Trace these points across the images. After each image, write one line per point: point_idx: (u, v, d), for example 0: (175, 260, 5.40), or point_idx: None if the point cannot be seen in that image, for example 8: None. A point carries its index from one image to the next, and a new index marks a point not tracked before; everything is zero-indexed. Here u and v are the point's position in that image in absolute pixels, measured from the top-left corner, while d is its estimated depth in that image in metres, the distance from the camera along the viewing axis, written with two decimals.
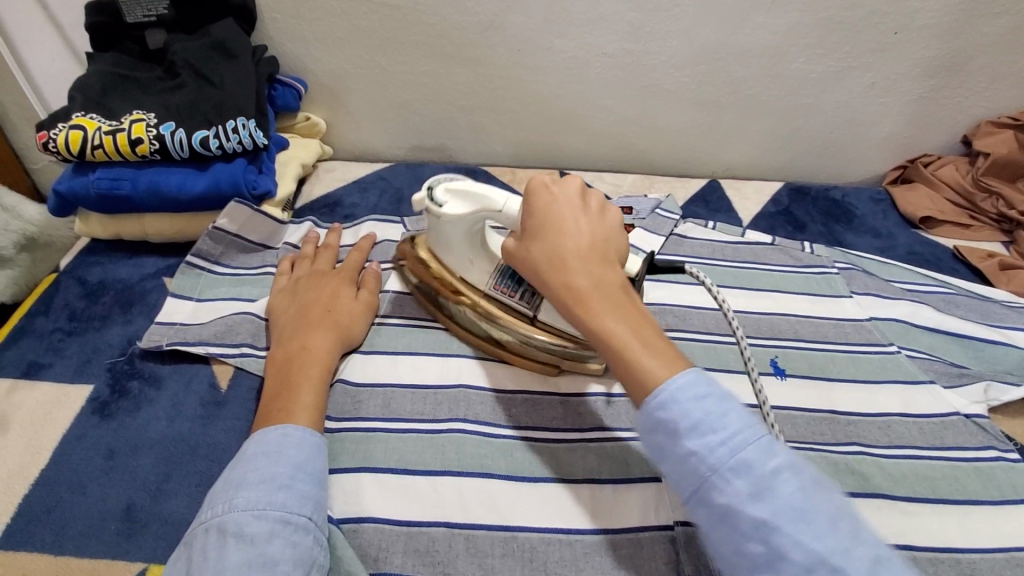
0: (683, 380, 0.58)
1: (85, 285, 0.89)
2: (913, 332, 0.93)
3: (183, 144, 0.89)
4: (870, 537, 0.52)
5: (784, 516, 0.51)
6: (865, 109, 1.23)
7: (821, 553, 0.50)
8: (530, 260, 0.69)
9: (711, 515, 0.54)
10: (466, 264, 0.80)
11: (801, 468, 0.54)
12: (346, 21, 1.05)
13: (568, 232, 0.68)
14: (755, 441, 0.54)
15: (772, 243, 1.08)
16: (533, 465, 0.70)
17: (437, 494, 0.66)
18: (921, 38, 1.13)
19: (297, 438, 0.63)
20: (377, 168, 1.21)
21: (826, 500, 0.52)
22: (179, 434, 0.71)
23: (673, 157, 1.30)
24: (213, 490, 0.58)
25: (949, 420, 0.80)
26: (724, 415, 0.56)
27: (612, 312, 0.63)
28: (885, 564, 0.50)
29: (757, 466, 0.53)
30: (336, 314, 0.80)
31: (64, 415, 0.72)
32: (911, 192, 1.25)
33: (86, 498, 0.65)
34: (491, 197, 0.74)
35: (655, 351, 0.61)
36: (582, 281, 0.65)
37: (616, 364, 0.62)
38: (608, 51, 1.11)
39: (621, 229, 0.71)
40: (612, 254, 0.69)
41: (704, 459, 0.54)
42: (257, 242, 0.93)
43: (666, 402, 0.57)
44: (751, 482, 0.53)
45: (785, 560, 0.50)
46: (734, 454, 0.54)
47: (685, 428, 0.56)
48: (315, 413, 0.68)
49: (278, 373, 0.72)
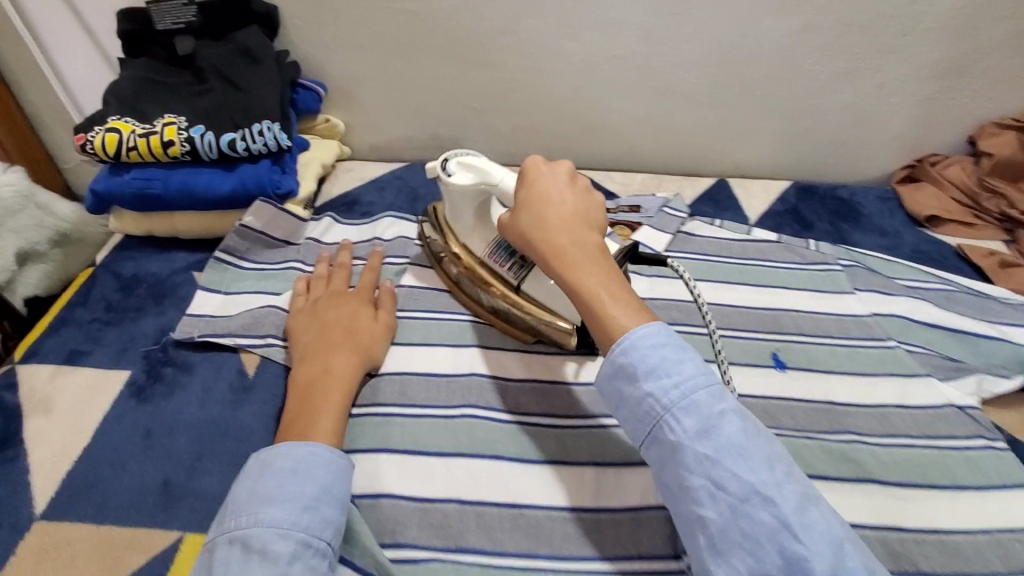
0: (644, 331, 0.64)
1: (120, 278, 0.95)
2: (912, 327, 0.96)
3: (212, 146, 0.94)
4: (801, 476, 0.58)
5: (726, 452, 0.58)
6: (873, 110, 1.24)
7: (754, 484, 0.56)
8: (516, 228, 0.75)
9: (662, 452, 0.61)
10: (470, 231, 0.88)
11: (746, 416, 0.61)
12: (365, 27, 1.09)
13: (553, 201, 0.74)
14: (704, 387, 0.61)
15: (778, 240, 1.11)
16: (541, 449, 0.74)
17: (449, 473, 0.72)
18: (928, 40, 1.14)
19: (323, 456, 0.64)
20: (393, 168, 1.25)
21: (763, 443, 0.59)
22: (210, 416, 0.76)
23: (681, 157, 1.33)
24: (239, 502, 0.60)
25: (943, 412, 0.83)
26: (679, 364, 0.62)
27: (588, 269, 0.69)
28: (811, 500, 0.56)
29: (705, 408, 0.60)
30: (357, 334, 0.82)
31: (103, 399, 0.78)
32: (917, 191, 1.27)
33: (126, 474, 0.70)
34: (492, 172, 0.81)
35: (622, 303, 0.67)
36: (562, 241, 0.71)
37: (588, 313, 0.68)
38: (617, 53, 1.14)
39: (605, 203, 0.77)
40: (594, 222, 0.74)
41: (658, 400, 0.61)
42: (280, 238, 0.98)
43: (628, 348, 0.64)
44: (698, 421, 0.60)
45: (723, 491, 0.56)
46: (684, 398, 0.61)
47: (642, 372, 0.63)
48: (333, 439, 0.69)
49: (299, 397, 0.73)
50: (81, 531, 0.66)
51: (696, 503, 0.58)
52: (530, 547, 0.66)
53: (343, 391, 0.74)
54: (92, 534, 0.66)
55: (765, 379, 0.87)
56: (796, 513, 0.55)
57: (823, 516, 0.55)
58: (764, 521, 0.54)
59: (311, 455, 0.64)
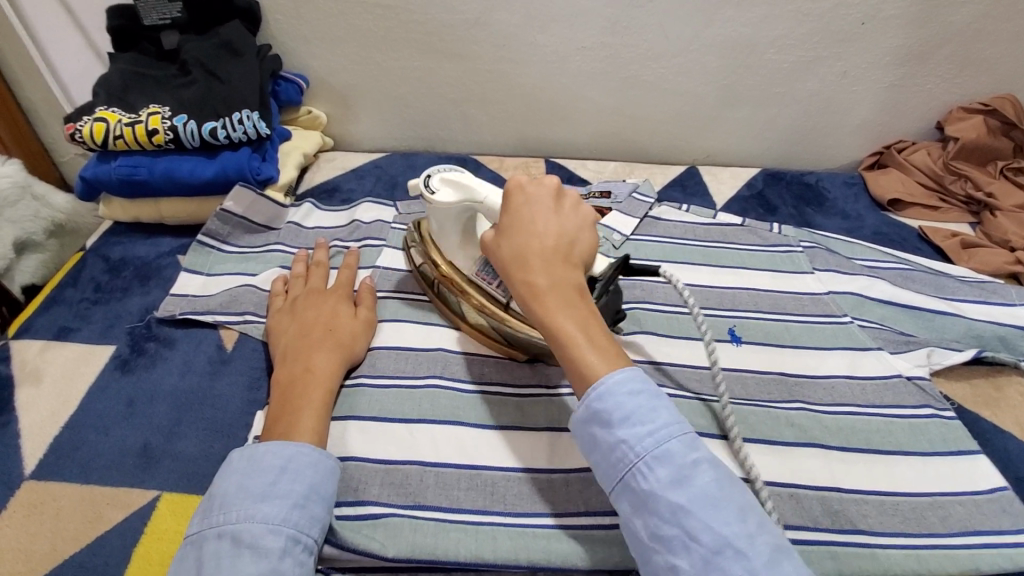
0: (622, 376, 0.63)
1: (109, 261, 1.00)
2: (867, 304, 0.99)
3: (194, 134, 0.99)
4: (773, 529, 0.58)
5: (698, 502, 0.57)
6: (839, 97, 1.28)
7: (726, 536, 0.55)
8: (498, 256, 0.73)
9: (636, 501, 0.60)
10: (456, 250, 0.86)
11: (719, 464, 0.60)
12: (343, 21, 1.14)
13: (536, 232, 0.72)
14: (678, 435, 0.61)
15: (742, 224, 1.15)
16: (500, 416, 0.78)
17: (412, 438, 0.75)
18: (889, 28, 1.17)
19: (310, 457, 0.65)
20: (373, 157, 1.30)
21: (735, 494, 0.58)
22: (189, 386, 0.81)
23: (654, 145, 1.37)
24: (229, 498, 0.60)
25: (891, 382, 0.87)
26: (654, 412, 0.62)
27: (564, 310, 0.66)
28: (784, 553, 0.55)
29: (678, 456, 0.59)
30: (336, 334, 0.82)
31: (89, 370, 0.83)
32: (883, 175, 1.30)
33: (109, 438, 0.75)
34: (478, 190, 0.79)
35: (598, 347, 0.65)
36: (541, 281, 0.68)
37: (562, 352, 0.65)
38: (586, 45, 1.18)
39: (588, 230, 0.75)
40: (576, 258, 0.72)
41: (631, 448, 0.60)
42: (261, 224, 1.02)
43: (603, 394, 0.62)
44: (671, 470, 0.59)
45: (694, 542, 0.56)
46: (658, 445, 0.60)
47: (618, 419, 0.62)
48: (317, 437, 0.70)
49: (282, 394, 0.74)
50: (66, 488, 0.71)
51: (671, 554, 0.56)
52: (484, 504, 0.70)
53: (325, 393, 0.75)
54: (76, 491, 0.70)
55: (719, 352, 0.91)
56: (766, 568, 0.53)
57: (795, 571, 0.54)
58: (735, 574, 0.53)
59: (301, 455, 0.65)
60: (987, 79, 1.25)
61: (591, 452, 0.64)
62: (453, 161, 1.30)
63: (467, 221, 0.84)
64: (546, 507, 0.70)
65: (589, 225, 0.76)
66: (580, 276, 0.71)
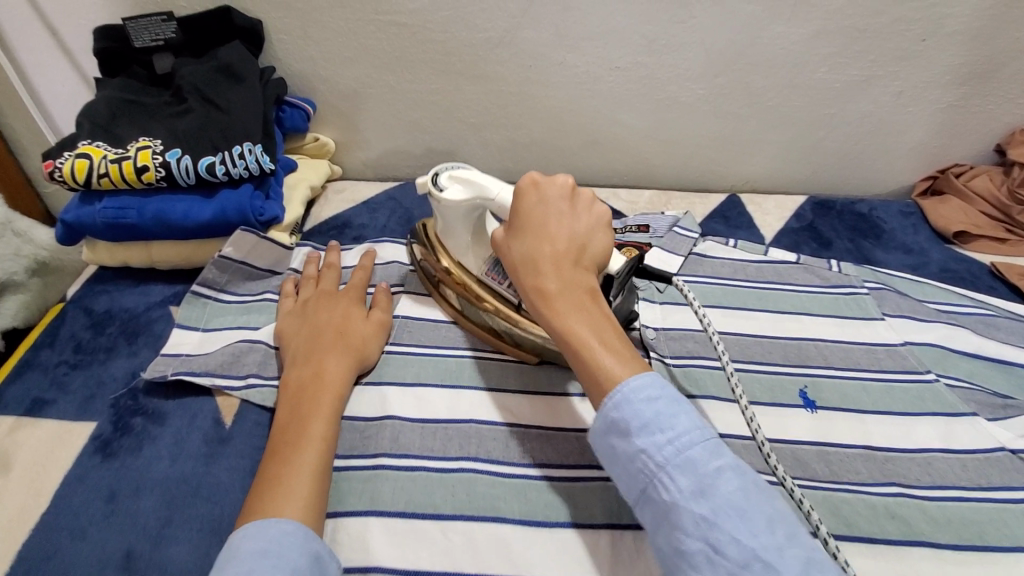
0: (638, 381, 0.56)
1: (92, 315, 0.88)
2: (950, 357, 0.89)
3: (189, 170, 0.87)
4: (808, 541, 0.49)
5: (724, 514, 0.49)
6: (893, 119, 1.17)
7: (758, 550, 0.47)
8: (507, 260, 0.69)
9: (657, 517, 0.52)
10: (465, 248, 0.81)
11: (746, 472, 0.52)
12: (354, 41, 1.03)
13: (545, 234, 0.68)
14: (701, 441, 0.53)
15: (797, 261, 1.04)
16: (548, 509, 0.67)
17: (447, 539, 0.64)
18: (951, 45, 1.06)
19: (295, 537, 0.54)
20: (386, 188, 1.19)
21: (767, 504, 0.50)
22: (181, 473, 0.69)
23: (691, 172, 1.26)
24: None
25: (993, 456, 0.75)
26: (675, 417, 0.54)
27: (579, 315, 0.62)
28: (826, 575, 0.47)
29: (702, 464, 0.51)
30: (346, 337, 0.78)
31: (65, 455, 0.71)
32: (943, 204, 1.20)
33: (86, 543, 0.63)
34: (488, 187, 0.75)
35: (616, 351, 0.60)
36: (552, 285, 0.64)
37: (574, 358, 0.61)
38: (620, 65, 1.08)
39: (603, 231, 0.70)
40: (589, 261, 0.68)
41: (650, 457, 0.53)
42: (263, 268, 0.91)
43: (620, 402, 0.56)
44: (693, 479, 0.51)
45: (722, 559, 0.48)
46: (680, 453, 0.52)
47: (636, 426, 0.54)
48: (311, 496, 0.60)
49: (291, 399, 0.70)
50: None
51: (695, 571, 0.49)
52: None
53: (336, 398, 0.71)
54: None
55: (793, 419, 0.79)
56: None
57: None
58: None
59: (286, 534, 0.54)
60: None
61: (608, 464, 0.58)
62: None
63: (475, 221, 0.79)
64: None
65: (604, 225, 0.71)
66: (595, 279, 0.66)
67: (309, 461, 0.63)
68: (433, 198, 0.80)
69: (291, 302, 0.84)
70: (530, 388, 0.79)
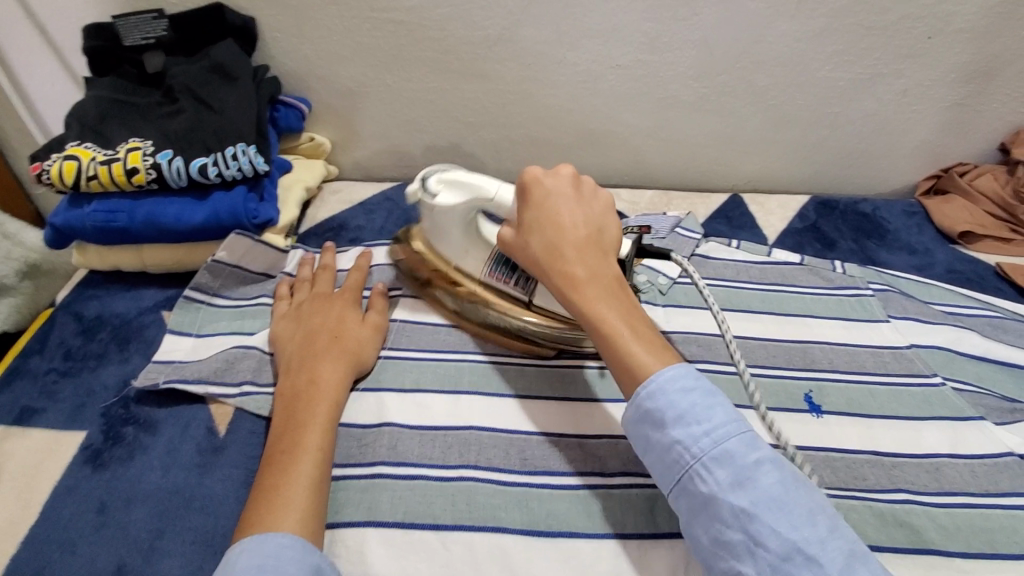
0: (672, 372, 0.59)
1: (82, 321, 0.86)
2: (957, 360, 0.87)
3: (180, 173, 0.85)
4: (848, 532, 0.52)
5: (764, 506, 0.51)
6: (897, 118, 1.15)
7: (796, 541, 0.50)
8: (526, 253, 0.70)
9: (694, 505, 0.55)
10: (461, 252, 0.82)
11: (784, 463, 0.55)
12: (349, 39, 1.01)
13: (564, 224, 0.68)
14: (737, 434, 0.55)
15: (801, 261, 1.02)
16: (550, 518, 0.65)
17: (448, 551, 0.63)
18: (958, 42, 1.05)
19: (293, 552, 0.53)
20: (383, 188, 1.17)
21: (806, 496, 0.52)
22: (174, 485, 0.67)
23: (692, 172, 1.24)
24: None
25: (1003, 462, 0.74)
26: (709, 409, 0.57)
27: (610, 302, 0.64)
28: (862, 561, 0.50)
29: (740, 456, 0.54)
30: (343, 341, 0.76)
31: (54, 466, 0.69)
32: (947, 203, 1.18)
33: (75, 558, 0.61)
34: (483, 187, 0.75)
35: (644, 339, 0.62)
36: (581, 272, 0.66)
37: (605, 347, 0.63)
38: (621, 62, 1.06)
39: (614, 216, 0.71)
40: (609, 246, 0.69)
41: (687, 448, 0.56)
42: (259, 272, 0.89)
43: (654, 392, 0.59)
44: (732, 472, 0.54)
45: (761, 548, 0.50)
46: (717, 445, 0.55)
47: (671, 418, 0.57)
48: (310, 508, 0.59)
49: (287, 407, 0.68)
50: None
51: (733, 560, 0.52)
52: None
53: (330, 407, 0.68)
54: None
55: (800, 424, 0.78)
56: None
57: None
58: None
59: (284, 551, 0.53)
60: None
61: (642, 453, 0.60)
62: None
63: (472, 222, 0.79)
64: None
65: (615, 212, 0.72)
66: (617, 266, 0.68)
67: (304, 470, 0.61)
68: (426, 204, 0.80)
69: (285, 305, 0.83)
70: (530, 391, 0.77)
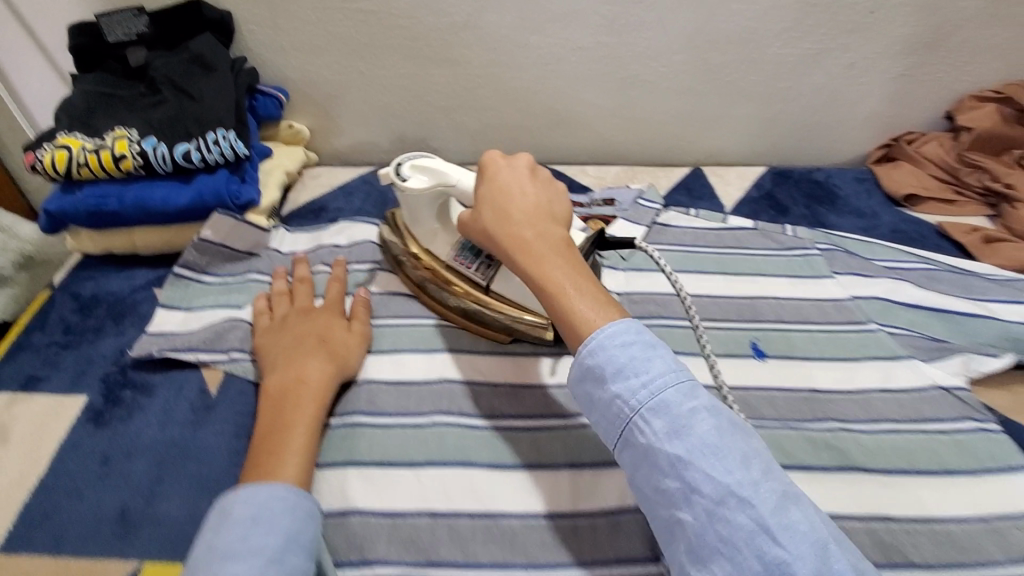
0: (610, 330, 0.62)
1: (79, 299, 0.92)
2: (893, 308, 0.94)
3: (165, 158, 0.91)
4: (780, 474, 0.55)
5: (699, 453, 0.55)
6: (846, 90, 1.22)
7: (730, 485, 0.53)
8: (480, 223, 0.74)
9: (636, 457, 0.58)
10: (431, 236, 0.85)
11: (721, 412, 0.58)
12: (323, 29, 1.07)
13: (514, 195, 0.74)
14: (675, 383, 0.59)
15: (754, 226, 1.08)
16: (513, 454, 0.72)
17: (420, 484, 0.69)
18: (897, 16, 1.12)
19: (285, 503, 0.59)
20: (361, 172, 1.23)
21: (740, 441, 0.56)
22: (170, 438, 0.73)
23: (656, 148, 1.30)
24: (194, 563, 0.53)
25: (927, 394, 0.81)
26: (648, 361, 0.60)
27: (554, 260, 0.69)
28: (795, 503, 0.53)
29: (674, 406, 0.57)
30: (330, 345, 0.78)
31: (59, 425, 0.75)
32: (895, 170, 1.25)
33: (83, 502, 0.68)
34: (447, 173, 0.80)
35: (589, 294, 0.66)
36: (526, 234, 0.71)
37: (552, 305, 0.67)
38: (582, 44, 1.12)
39: (563, 193, 0.77)
40: (558, 216, 0.75)
41: (625, 402, 0.59)
42: (243, 250, 0.95)
43: (595, 349, 0.62)
44: (668, 422, 0.57)
45: (697, 495, 0.54)
46: (655, 395, 0.58)
47: (611, 372, 0.61)
48: (303, 473, 0.64)
49: (274, 404, 0.71)
50: (36, 563, 0.63)
51: (674, 507, 0.55)
52: (504, 558, 0.64)
53: (316, 403, 0.71)
54: (47, 566, 0.63)
55: (745, 369, 0.85)
56: (774, 516, 0.51)
57: (804, 517, 0.52)
58: (739, 522, 0.51)
59: (273, 503, 0.58)
60: (999, 64, 1.20)
61: (587, 411, 0.63)
62: None
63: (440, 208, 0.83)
64: (570, 558, 0.63)
65: (563, 190, 0.78)
66: (565, 232, 0.73)
67: (292, 471, 0.63)
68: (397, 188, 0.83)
69: (266, 318, 0.82)
70: (497, 347, 0.83)
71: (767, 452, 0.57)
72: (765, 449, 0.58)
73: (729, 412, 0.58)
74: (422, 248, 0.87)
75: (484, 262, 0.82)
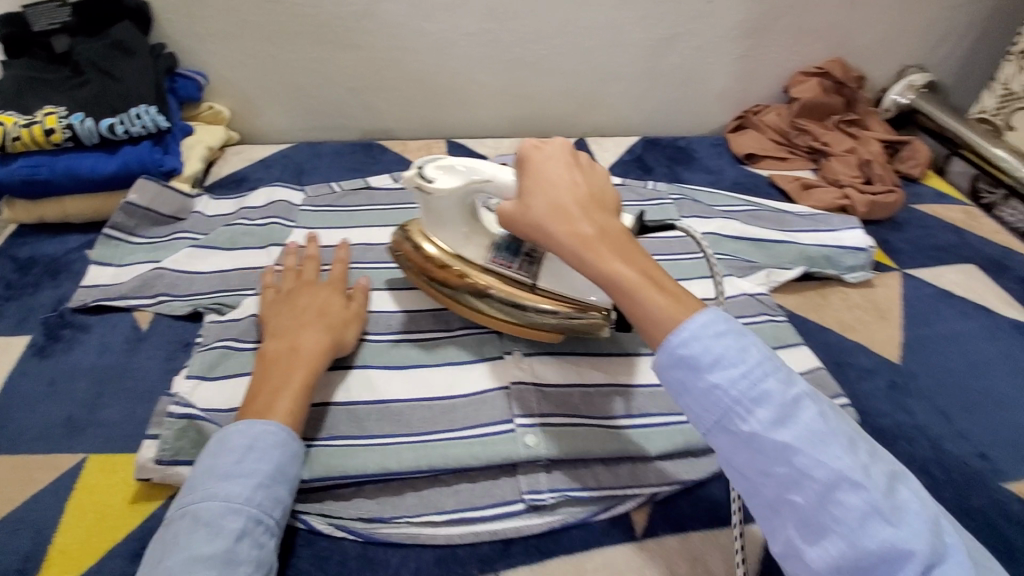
0: (703, 319, 0.61)
1: (15, 260, 1.02)
2: (722, 240, 1.17)
3: (93, 131, 1.03)
4: (883, 455, 0.59)
5: (808, 441, 0.56)
6: (698, 69, 1.45)
7: (840, 470, 0.55)
8: (528, 217, 0.70)
9: (743, 447, 0.58)
10: (463, 239, 0.86)
11: (820, 399, 0.60)
12: (236, 17, 1.20)
13: (564, 184, 0.70)
14: (773, 373, 0.59)
15: (621, 183, 1.30)
16: (404, 357, 0.89)
17: (325, 382, 0.84)
18: (729, 6, 1.36)
19: (275, 436, 0.69)
20: (280, 148, 1.36)
21: (842, 425, 0.59)
22: (108, 362, 0.86)
23: (545, 122, 1.50)
24: (194, 478, 0.65)
25: (737, 299, 1.04)
26: (743, 351, 0.60)
27: (621, 257, 0.66)
28: (901, 480, 0.57)
29: (778, 396, 0.58)
30: (326, 318, 0.84)
31: (5, 359, 0.86)
32: (743, 135, 1.50)
33: (32, 414, 0.80)
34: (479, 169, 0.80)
35: (664, 289, 0.64)
36: (587, 229, 0.67)
37: (625, 299, 0.65)
38: (470, 30, 1.30)
39: (609, 180, 0.74)
40: (609, 203, 0.72)
41: (726, 392, 0.59)
42: (168, 214, 1.07)
43: (686, 340, 0.61)
44: (775, 410, 0.58)
45: (809, 480, 0.55)
46: (755, 386, 0.58)
47: (707, 362, 0.60)
48: (293, 418, 0.72)
49: (267, 369, 0.76)
50: None
51: (789, 493, 0.56)
52: (393, 430, 0.81)
53: (309, 369, 0.76)
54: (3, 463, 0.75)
55: None
56: (887, 498, 0.55)
57: (913, 495, 0.56)
58: (854, 505, 0.54)
59: (266, 434, 0.69)
60: (816, 47, 1.47)
61: (678, 397, 0.62)
62: (358, 146, 1.38)
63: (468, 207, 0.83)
64: (446, 426, 0.81)
65: (606, 178, 0.75)
66: (619, 221, 0.70)
67: (282, 410, 0.72)
68: (421, 189, 0.82)
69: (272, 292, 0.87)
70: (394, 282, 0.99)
71: (863, 434, 0.61)
72: (861, 432, 0.61)
73: (827, 398, 0.60)
74: (451, 253, 0.86)
75: (524, 260, 0.83)
